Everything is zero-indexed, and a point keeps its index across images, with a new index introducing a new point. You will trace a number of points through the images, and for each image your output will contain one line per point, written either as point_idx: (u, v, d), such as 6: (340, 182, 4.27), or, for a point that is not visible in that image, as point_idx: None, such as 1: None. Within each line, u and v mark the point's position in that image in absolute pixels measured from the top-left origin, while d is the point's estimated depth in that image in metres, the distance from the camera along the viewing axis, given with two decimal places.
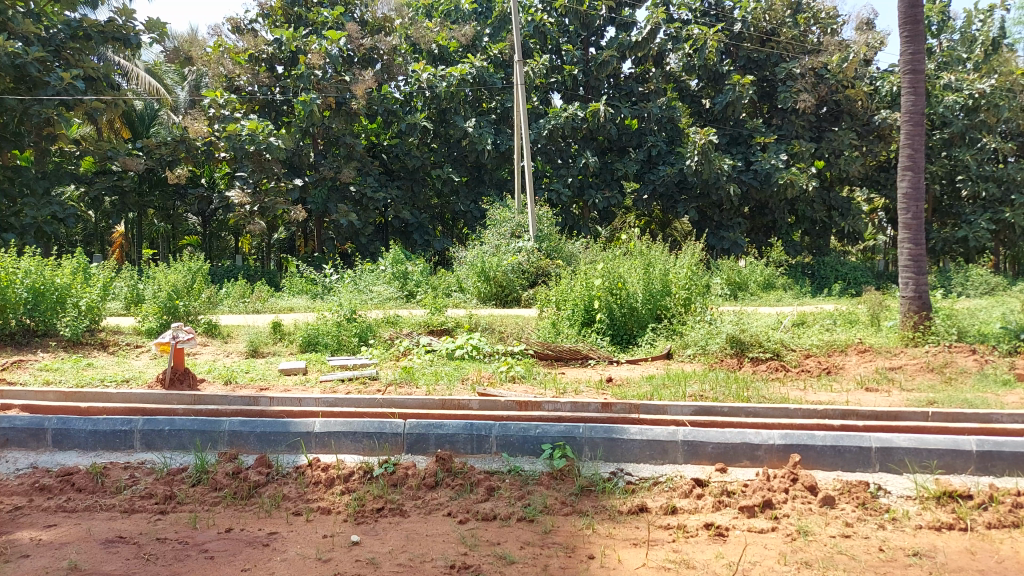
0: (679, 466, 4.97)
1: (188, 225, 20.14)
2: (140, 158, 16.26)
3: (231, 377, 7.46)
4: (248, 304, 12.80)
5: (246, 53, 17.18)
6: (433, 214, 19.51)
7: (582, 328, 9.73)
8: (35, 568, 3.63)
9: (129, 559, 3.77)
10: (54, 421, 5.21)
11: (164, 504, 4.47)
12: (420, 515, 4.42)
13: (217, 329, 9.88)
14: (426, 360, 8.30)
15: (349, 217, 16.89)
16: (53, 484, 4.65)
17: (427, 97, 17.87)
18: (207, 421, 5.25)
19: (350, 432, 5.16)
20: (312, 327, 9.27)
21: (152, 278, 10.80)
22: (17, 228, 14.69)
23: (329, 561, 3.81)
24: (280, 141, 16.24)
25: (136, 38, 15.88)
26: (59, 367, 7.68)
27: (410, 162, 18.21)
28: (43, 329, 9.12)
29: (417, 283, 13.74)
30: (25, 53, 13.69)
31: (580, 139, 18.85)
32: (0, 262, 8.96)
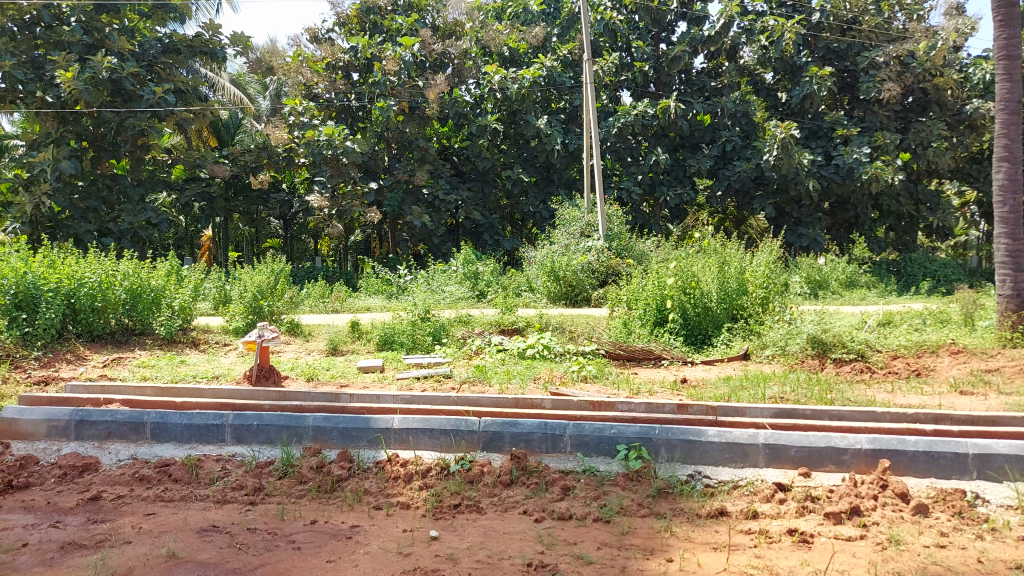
0: (760, 470, 4.84)
1: (270, 229, 20.96)
2: (226, 166, 17.07)
3: (312, 374, 7.73)
4: (328, 304, 13.22)
5: (324, 61, 17.70)
6: (503, 215, 19.67)
7: (654, 328, 9.57)
8: (137, 554, 3.85)
9: (222, 547, 3.95)
10: (152, 415, 5.50)
11: (253, 496, 4.67)
12: (497, 512, 4.46)
13: (298, 328, 10.26)
14: (498, 359, 8.37)
15: (422, 219, 17.22)
16: (152, 475, 4.92)
17: (497, 99, 17.98)
18: (292, 416, 5.46)
19: (428, 429, 5.25)
20: (388, 327, 9.50)
21: (238, 279, 11.31)
22: (114, 233, 15.73)
23: (409, 555, 3.89)
24: (356, 146, 16.65)
25: (221, 51, 16.64)
26: (155, 364, 8.14)
27: (481, 164, 18.48)
28: (140, 328, 9.62)
29: (487, 282, 13.86)
30: (121, 68, 14.62)
31: (651, 136, 18.60)
32: (102, 265, 9.48)
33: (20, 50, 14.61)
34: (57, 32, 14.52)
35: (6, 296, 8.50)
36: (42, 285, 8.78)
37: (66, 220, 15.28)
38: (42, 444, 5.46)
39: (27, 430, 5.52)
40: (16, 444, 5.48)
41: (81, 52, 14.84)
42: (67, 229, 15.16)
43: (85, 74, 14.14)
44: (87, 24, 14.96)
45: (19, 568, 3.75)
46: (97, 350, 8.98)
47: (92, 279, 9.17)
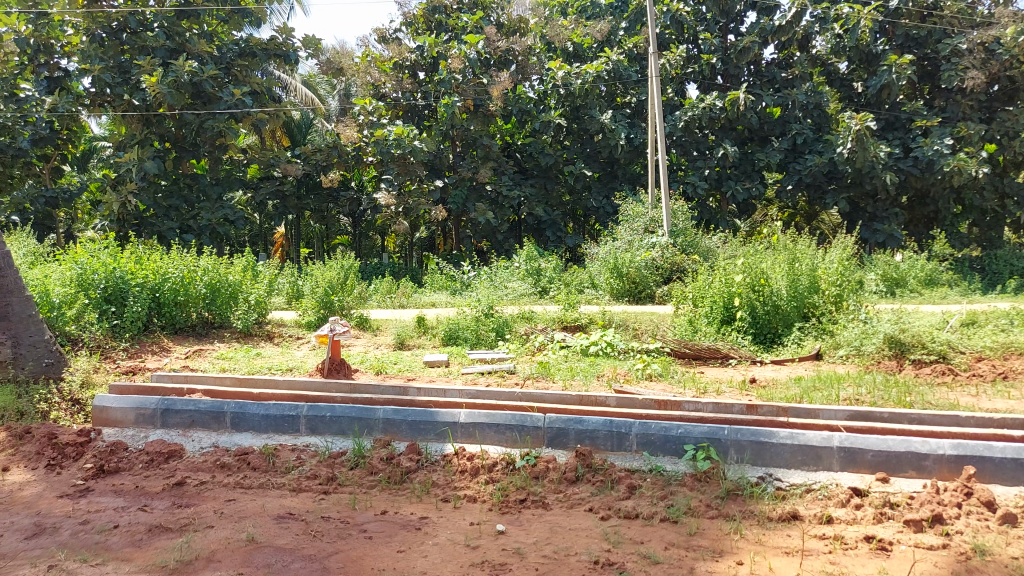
0: (835, 475, 4.70)
1: (339, 226, 21.50)
2: (298, 164, 17.63)
3: (381, 368, 7.92)
4: (395, 299, 13.47)
5: (391, 61, 17.93)
6: (566, 211, 19.62)
7: (721, 326, 9.37)
8: (219, 538, 4.03)
9: (298, 534, 4.10)
10: (231, 405, 5.73)
11: (326, 485, 4.83)
12: (562, 508, 4.48)
13: (367, 323, 10.50)
14: (562, 356, 8.37)
15: (486, 215, 17.35)
16: (232, 463, 5.15)
17: (561, 95, 17.95)
18: (363, 408, 5.60)
19: (494, 424, 5.29)
20: (453, 322, 9.64)
21: (310, 275, 11.65)
22: (195, 230, 16.42)
23: (477, 548, 3.95)
24: (424, 145, 16.83)
25: (294, 53, 17.19)
26: (233, 356, 8.48)
27: (544, 160, 18.41)
28: (218, 321, 10.08)
29: (549, 279, 13.80)
30: (201, 71, 15.27)
31: (718, 130, 18.21)
32: (184, 261, 9.95)
33: (108, 56, 15.34)
34: (142, 38, 15.29)
35: (97, 290, 8.96)
36: (130, 279, 9.23)
37: (150, 218, 16.02)
38: (131, 430, 5.77)
39: (117, 417, 5.83)
40: (107, 430, 5.80)
41: (165, 57, 15.59)
42: (152, 226, 15.90)
43: (168, 78, 14.82)
44: (169, 30, 15.70)
45: (112, 547, 3.96)
46: (179, 341, 9.40)
47: (174, 275, 9.62)
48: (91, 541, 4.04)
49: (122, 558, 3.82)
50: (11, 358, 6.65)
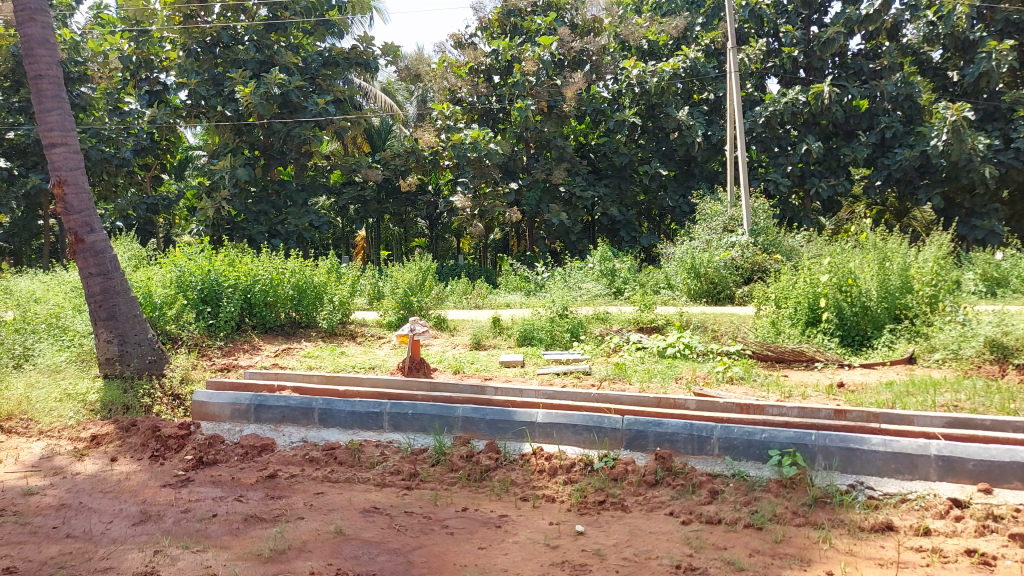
0: (932, 484, 4.47)
1: (416, 228, 21.97)
2: (378, 169, 18.18)
3: (459, 367, 8.06)
4: (470, 300, 13.68)
5: (467, 66, 18.17)
6: (640, 210, 19.44)
7: (806, 328, 9.05)
8: (309, 529, 4.21)
9: (383, 528, 4.24)
10: (319, 402, 5.96)
11: (409, 481, 4.97)
12: (642, 511, 4.44)
13: (444, 323, 10.70)
14: (638, 357, 8.29)
15: (560, 216, 17.33)
16: (320, 457, 5.36)
17: (635, 94, 17.77)
18: (443, 406, 5.71)
19: (571, 424, 5.29)
20: (528, 322, 9.69)
21: (389, 277, 11.96)
22: (283, 234, 17.07)
23: (557, 548, 3.97)
24: (499, 148, 16.95)
25: (374, 61, 17.81)
26: (319, 355, 8.80)
27: (619, 160, 18.25)
28: (305, 321, 10.48)
29: (624, 280, 13.63)
30: (289, 82, 15.89)
31: (801, 124, 17.61)
32: (273, 264, 10.41)
33: (203, 69, 16.28)
34: (234, 51, 16.07)
35: (194, 291, 9.46)
36: (223, 281, 9.71)
37: (242, 223, 16.84)
38: (228, 424, 6.08)
39: (214, 412, 6.15)
40: (206, 424, 6.13)
41: (255, 69, 16.30)
42: (244, 231, 16.70)
43: (260, 89, 15.52)
44: (258, 43, 16.37)
45: (212, 535, 4.18)
46: (269, 340, 9.82)
47: (264, 277, 10.07)
48: (193, 528, 4.27)
49: (221, 546, 4.03)
50: (118, 355, 7.11)
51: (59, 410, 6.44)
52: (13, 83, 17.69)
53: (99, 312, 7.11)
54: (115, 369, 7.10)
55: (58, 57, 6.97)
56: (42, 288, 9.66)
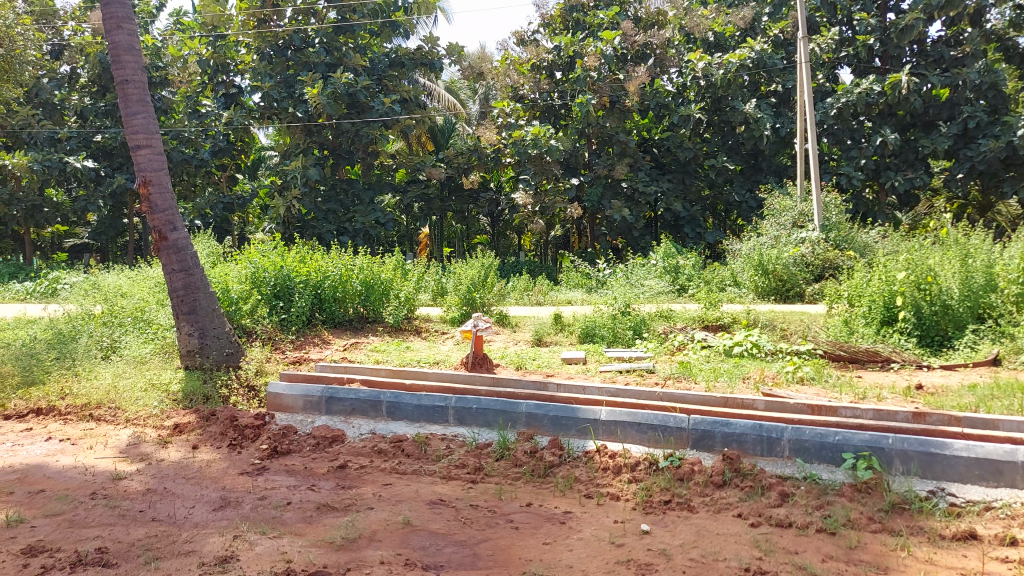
0: (1019, 492, 4.25)
1: (478, 225, 22.15)
2: (441, 168, 18.45)
3: (521, 363, 8.11)
4: (532, 296, 13.72)
5: (529, 63, 18.17)
6: (705, 206, 19.09)
7: (881, 328, 8.68)
8: (379, 519, 4.33)
9: (450, 520, 4.32)
10: (387, 394, 6.11)
11: (474, 475, 5.04)
12: (709, 512, 4.38)
13: (506, 319, 10.77)
14: (704, 356, 8.14)
15: (622, 212, 17.17)
16: (388, 449, 5.49)
17: (702, 86, 17.41)
18: (507, 402, 5.76)
19: (635, 423, 5.25)
20: (590, 319, 9.65)
21: (452, 273, 12.12)
22: (350, 231, 17.50)
23: (622, 546, 3.96)
24: (560, 144, 16.88)
25: (438, 61, 18.09)
26: (386, 349, 9.00)
27: (683, 155, 17.80)
28: (373, 316, 10.72)
29: (689, 277, 13.39)
30: (356, 83, 16.29)
31: (876, 115, 16.96)
32: (342, 260, 10.69)
33: (276, 72, 16.86)
34: (305, 54, 16.59)
35: (268, 287, 9.81)
36: (295, 278, 10.03)
37: (312, 221, 17.26)
38: (300, 416, 6.29)
39: (288, 403, 6.38)
40: (280, 415, 6.37)
41: (324, 71, 16.78)
42: (313, 229, 17.17)
43: (328, 90, 15.95)
44: (328, 45, 16.90)
45: (287, 522, 4.34)
46: (338, 334, 10.09)
47: (334, 273, 10.36)
48: (269, 515, 4.45)
49: (296, 533, 4.18)
50: (198, 347, 7.44)
51: (144, 399, 6.78)
52: (100, 88, 18.68)
53: (181, 306, 7.44)
54: (196, 360, 7.43)
55: (143, 62, 7.33)
56: (128, 283, 10.17)
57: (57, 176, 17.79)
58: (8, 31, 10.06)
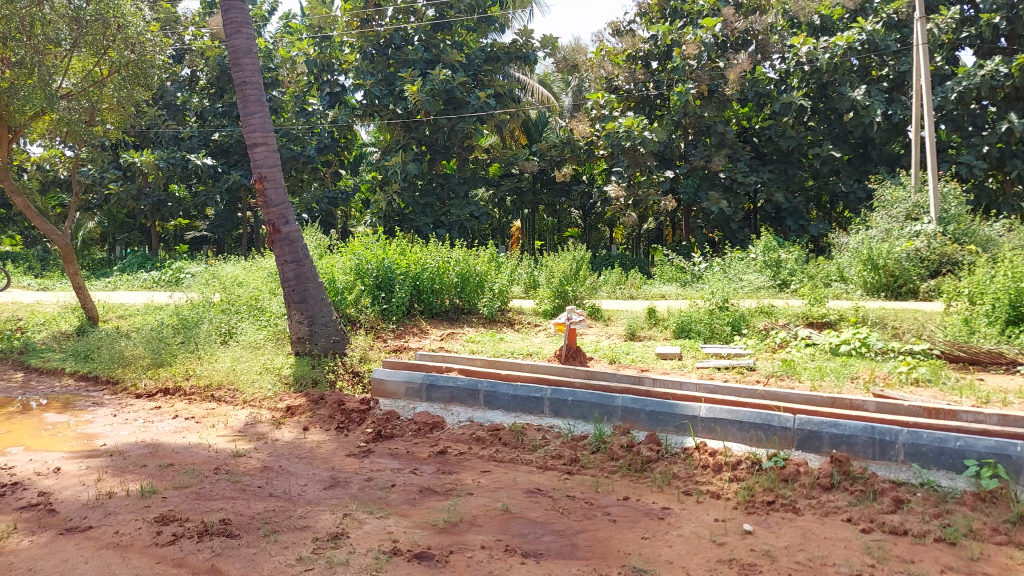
0: None
1: (570, 218, 22.15)
2: (534, 161, 18.61)
3: (615, 357, 8.07)
4: (624, 290, 13.61)
5: (624, 53, 17.86)
6: (807, 197, 18.38)
7: (1006, 328, 8.05)
8: (479, 505, 4.45)
9: (548, 509, 4.38)
10: (485, 384, 6.23)
11: (570, 466, 5.09)
12: (815, 515, 4.23)
13: (599, 312, 10.74)
14: (808, 354, 7.83)
15: (720, 205, 16.71)
16: (486, 437, 5.62)
17: (805, 72, 16.65)
18: (604, 395, 5.76)
19: (737, 421, 5.12)
20: (685, 314, 9.46)
21: (545, 266, 12.20)
22: (446, 224, 17.92)
23: (723, 545, 3.88)
24: (654, 135, 16.49)
25: (533, 54, 18.18)
26: (481, 340, 9.17)
27: (785, 145, 17.16)
28: (468, 308, 10.93)
29: (791, 271, 12.89)
30: (453, 79, 16.63)
31: (1000, 100, 15.75)
32: (439, 253, 10.97)
33: (377, 70, 17.39)
34: (405, 52, 17.08)
35: (371, 278, 10.20)
36: (396, 269, 10.37)
37: (410, 215, 17.77)
38: (403, 402, 6.53)
39: (391, 389, 6.63)
40: (383, 400, 6.62)
41: (422, 68, 17.22)
42: (411, 222, 17.68)
43: (426, 87, 16.32)
44: (426, 42, 17.33)
45: (392, 503, 4.53)
46: (435, 324, 10.36)
47: (432, 265, 10.63)
48: (376, 496, 4.65)
49: (401, 514, 4.35)
50: (308, 335, 7.82)
51: (259, 382, 7.21)
52: (218, 90, 19.85)
53: (293, 295, 7.85)
54: (305, 347, 7.81)
55: (260, 64, 7.73)
56: (244, 273, 10.81)
57: (180, 173, 19.10)
58: (140, 38, 10.91)
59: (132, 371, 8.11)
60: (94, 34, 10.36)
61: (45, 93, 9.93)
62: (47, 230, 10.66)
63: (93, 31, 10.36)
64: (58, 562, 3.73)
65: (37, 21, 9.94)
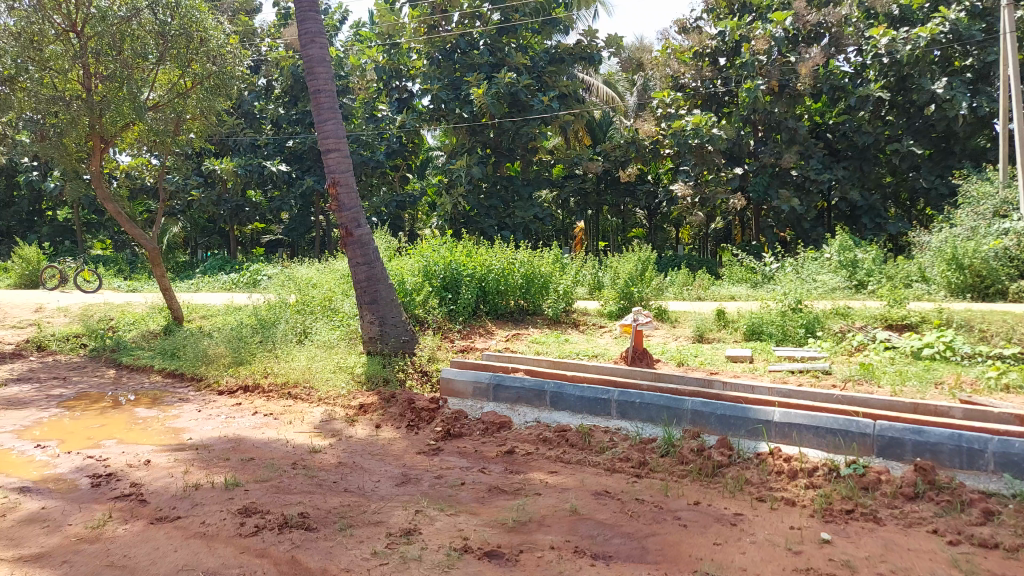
0: None
1: (634, 218, 21.95)
2: (599, 162, 18.55)
3: (683, 360, 7.95)
4: (692, 291, 13.40)
5: (691, 50, 17.60)
6: (885, 194, 17.70)
7: None
8: (547, 505, 4.48)
9: (616, 511, 4.36)
10: (552, 385, 6.25)
11: (638, 469, 5.06)
12: (898, 526, 4.07)
13: (665, 314, 10.61)
14: (887, 358, 7.52)
15: (791, 203, 16.23)
16: (553, 438, 5.65)
17: (884, 65, 15.97)
18: (672, 398, 5.69)
19: (813, 427, 4.98)
20: (756, 316, 9.23)
21: (610, 267, 12.12)
22: (511, 226, 18.03)
23: (799, 553, 3.78)
24: (722, 133, 16.12)
25: (598, 54, 18.09)
26: (546, 341, 9.18)
27: (861, 140, 16.60)
28: (532, 309, 10.97)
29: (868, 271, 12.40)
30: (517, 82, 16.71)
31: None
32: (504, 254, 11.05)
33: (444, 75, 17.67)
34: (471, 56, 17.25)
35: (438, 280, 10.38)
36: (462, 271, 10.51)
37: (475, 217, 18.00)
38: (470, 401, 6.62)
39: (459, 388, 6.73)
40: (452, 399, 6.73)
41: (488, 72, 17.40)
42: (476, 224, 17.88)
43: (491, 90, 16.44)
44: (492, 46, 17.48)
45: (462, 501, 4.61)
46: (501, 325, 10.44)
47: (497, 267, 10.72)
48: (446, 493, 4.74)
49: (471, 511, 4.42)
50: (379, 334, 8.01)
51: (333, 380, 7.44)
52: (292, 98, 20.56)
53: (364, 296, 8.06)
54: (376, 346, 8.01)
55: (333, 72, 7.96)
56: (317, 275, 11.15)
57: (257, 179, 19.89)
58: (221, 50, 11.40)
59: (215, 368, 8.50)
60: (178, 48, 10.94)
61: (133, 105, 10.61)
62: (135, 234, 11.26)
63: (177, 45, 10.92)
64: (150, 549, 3.94)
65: (127, 37, 10.58)
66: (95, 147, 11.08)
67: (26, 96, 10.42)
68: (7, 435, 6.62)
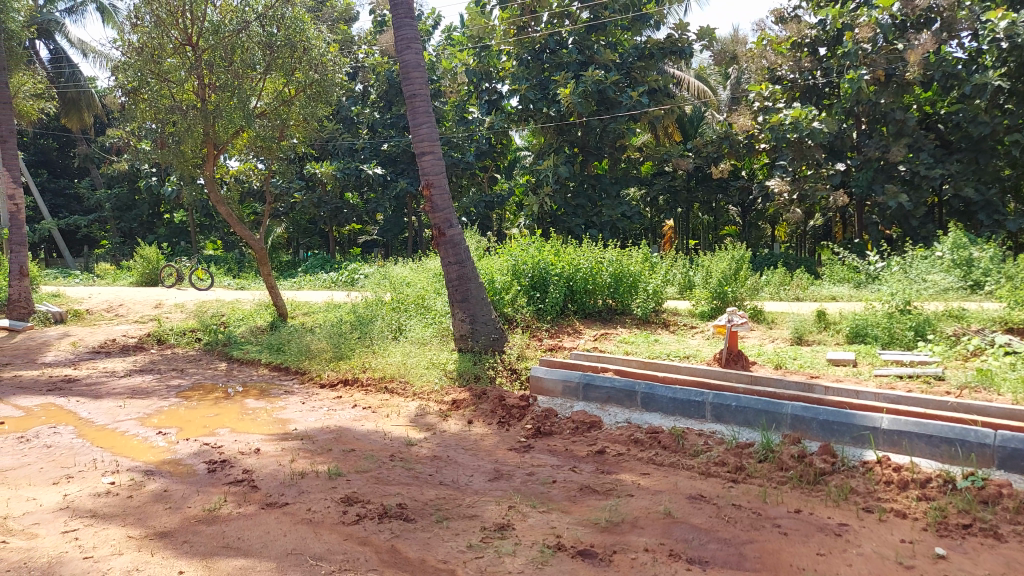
0: None
1: (727, 216, 21.37)
2: (689, 159, 18.21)
3: (781, 363, 7.68)
4: (789, 292, 12.92)
5: (789, 40, 16.90)
6: (1004, 188, 16.46)
7: None
8: (640, 507, 4.44)
9: (712, 516, 4.28)
10: (643, 386, 6.19)
11: (735, 474, 4.93)
12: (1021, 543, 3.80)
13: (761, 315, 10.29)
14: (1008, 364, 7.00)
15: (898, 198, 15.37)
16: (645, 439, 5.60)
17: (1003, 49, 14.72)
18: (770, 402, 5.52)
19: (925, 435, 4.72)
20: (860, 318, 8.80)
21: (702, 266, 11.84)
22: (598, 225, 17.96)
23: (912, 568, 3.60)
24: (824, 126, 15.40)
25: (689, 48, 17.65)
26: (635, 341, 9.09)
27: (976, 130, 15.35)
28: (621, 308, 10.85)
29: (985, 271, 11.53)
30: (605, 79, 16.61)
31: None
32: (593, 253, 10.98)
33: (532, 75, 17.71)
34: (559, 55, 17.26)
35: (526, 278, 10.53)
36: (550, 270, 10.57)
37: (562, 215, 18.02)
38: (561, 399, 6.65)
39: (549, 387, 6.77)
40: (542, 397, 6.79)
41: (576, 70, 17.31)
42: (563, 223, 17.94)
43: (578, 88, 16.36)
44: (581, 44, 17.45)
45: (554, 499, 4.65)
46: (589, 325, 10.41)
47: (585, 266, 10.67)
48: (538, 490, 4.79)
49: (564, 510, 4.45)
50: (470, 332, 8.17)
51: (426, 375, 7.65)
52: (386, 103, 21.18)
53: (456, 295, 8.24)
54: (467, 343, 8.18)
55: (428, 77, 8.18)
56: (411, 273, 11.47)
57: (354, 181, 20.78)
58: (322, 58, 11.88)
59: (317, 363, 8.91)
60: (283, 57, 11.51)
61: (243, 112, 11.27)
62: (243, 235, 11.96)
63: (282, 55, 11.50)
64: (261, 532, 4.17)
65: (236, 48, 11.25)
66: (209, 152, 11.81)
67: (148, 106, 11.28)
68: (132, 422, 7.17)
